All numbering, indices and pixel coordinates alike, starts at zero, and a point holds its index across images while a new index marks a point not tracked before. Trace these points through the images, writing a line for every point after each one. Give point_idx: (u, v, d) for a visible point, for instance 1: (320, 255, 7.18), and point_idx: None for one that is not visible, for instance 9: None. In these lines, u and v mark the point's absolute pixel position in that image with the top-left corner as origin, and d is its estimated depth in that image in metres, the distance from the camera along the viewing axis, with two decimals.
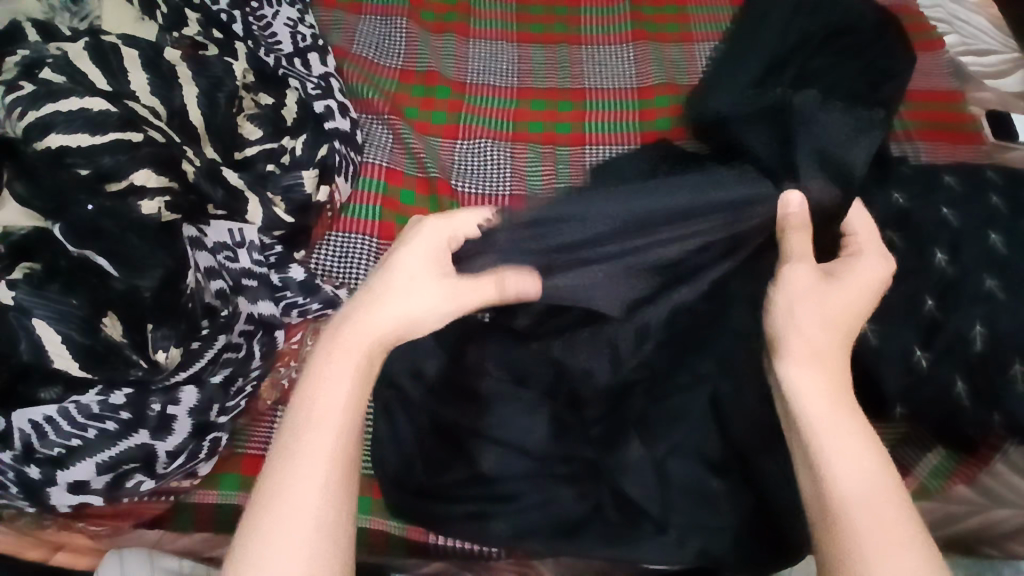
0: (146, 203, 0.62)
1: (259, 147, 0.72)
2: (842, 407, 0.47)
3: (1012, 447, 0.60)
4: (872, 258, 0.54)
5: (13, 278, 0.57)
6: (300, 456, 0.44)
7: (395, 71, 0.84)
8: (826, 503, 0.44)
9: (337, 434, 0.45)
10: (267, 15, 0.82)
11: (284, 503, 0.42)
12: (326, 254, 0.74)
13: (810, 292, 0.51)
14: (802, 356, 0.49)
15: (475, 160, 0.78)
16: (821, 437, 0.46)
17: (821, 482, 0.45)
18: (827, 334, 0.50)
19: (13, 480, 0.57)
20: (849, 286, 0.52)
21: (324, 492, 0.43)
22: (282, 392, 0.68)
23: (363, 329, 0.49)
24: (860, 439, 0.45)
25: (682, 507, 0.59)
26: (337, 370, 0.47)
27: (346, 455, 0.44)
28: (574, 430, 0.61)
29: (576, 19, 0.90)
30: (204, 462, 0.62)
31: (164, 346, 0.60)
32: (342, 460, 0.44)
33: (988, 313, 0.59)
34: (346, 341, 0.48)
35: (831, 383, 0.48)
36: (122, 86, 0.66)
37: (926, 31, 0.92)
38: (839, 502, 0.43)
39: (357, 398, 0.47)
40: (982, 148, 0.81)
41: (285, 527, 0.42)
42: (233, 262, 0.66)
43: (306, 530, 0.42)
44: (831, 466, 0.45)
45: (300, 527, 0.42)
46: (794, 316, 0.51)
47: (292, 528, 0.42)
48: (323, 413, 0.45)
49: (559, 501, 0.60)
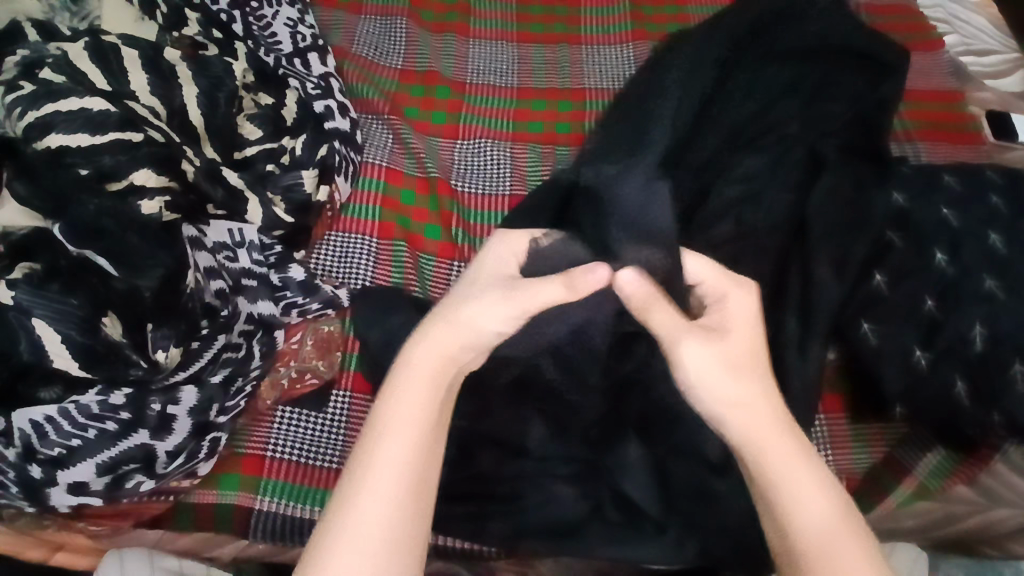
0: (146, 203, 0.62)
1: (259, 147, 0.72)
2: (797, 443, 0.43)
3: (1012, 447, 0.60)
4: (737, 294, 0.49)
5: (13, 278, 0.57)
6: (381, 465, 0.41)
7: (395, 72, 0.84)
8: (788, 549, 0.41)
9: (425, 440, 0.43)
10: (267, 15, 0.82)
11: (368, 511, 0.40)
12: (326, 254, 0.73)
13: (746, 336, 0.47)
14: (751, 397, 0.45)
15: (475, 160, 0.78)
16: (778, 482, 0.42)
17: (783, 528, 0.42)
18: (750, 377, 0.45)
19: (13, 480, 0.57)
20: (737, 326, 0.48)
21: (398, 500, 0.41)
22: (282, 392, 0.67)
23: (455, 345, 0.46)
24: (811, 468, 0.43)
25: (683, 508, 0.59)
26: (432, 378, 0.45)
27: (417, 478, 0.41)
28: (573, 432, 0.62)
29: (576, 19, 0.90)
30: (204, 462, 0.61)
31: (164, 346, 0.60)
32: (425, 465, 0.42)
33: (989, 313, 0.59)
34: (430, 358, 0.45)
35: (770, 422, 0.44)
36: (122, 86, 0.66)
37: (926, 31, 0.92)
38: (801, 550, 0.41)
39: (430, 416, 0.43)
40: (982, 148, 0.81)
41: (351, 545, 0.39)
42: (233, 262, 0.67)
43: (373, 537, 0.39)
44: (795, 510, 0.41)
45: (368, 532, 0.39)
46: (730, 362, 0.45)
47: (358, 538, 0.39)
48: (400, 433, 0.42)
49: (559, 501, 0.61)
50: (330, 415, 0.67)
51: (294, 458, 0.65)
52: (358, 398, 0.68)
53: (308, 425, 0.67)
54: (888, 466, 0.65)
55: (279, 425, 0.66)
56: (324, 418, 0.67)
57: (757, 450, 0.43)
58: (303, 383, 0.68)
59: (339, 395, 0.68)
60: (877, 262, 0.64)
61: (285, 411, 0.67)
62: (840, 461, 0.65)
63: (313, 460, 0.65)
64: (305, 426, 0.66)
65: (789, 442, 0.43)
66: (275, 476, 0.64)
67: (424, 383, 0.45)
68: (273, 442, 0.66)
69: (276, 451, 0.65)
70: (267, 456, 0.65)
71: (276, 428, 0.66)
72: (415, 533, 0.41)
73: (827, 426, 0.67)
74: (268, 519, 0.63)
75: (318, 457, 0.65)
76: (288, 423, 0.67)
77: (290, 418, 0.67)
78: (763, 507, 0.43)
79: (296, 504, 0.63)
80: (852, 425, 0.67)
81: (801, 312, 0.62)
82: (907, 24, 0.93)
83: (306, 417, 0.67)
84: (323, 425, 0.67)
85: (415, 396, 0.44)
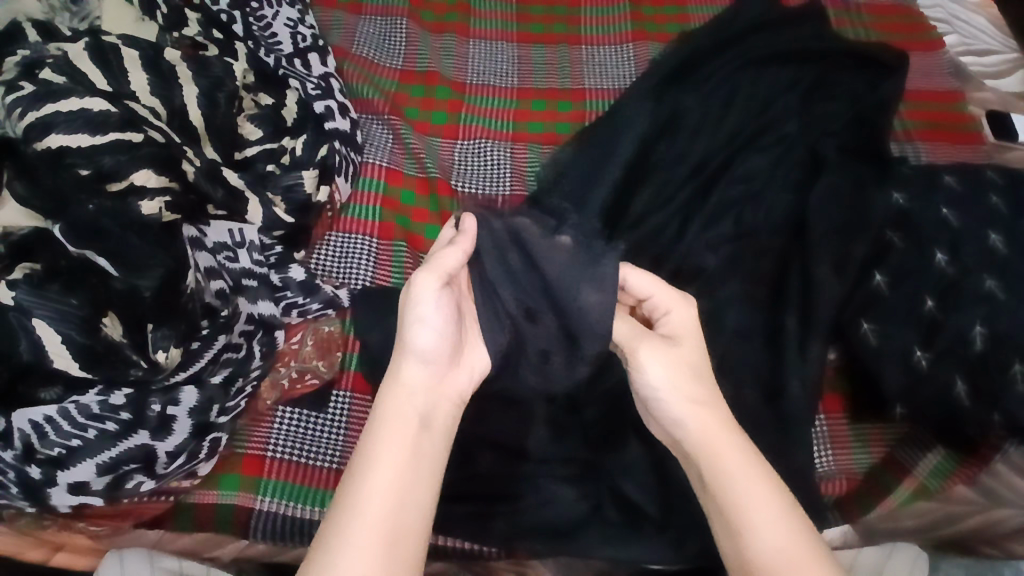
0: (146, 203, 0.62)
1: (259, 148, 0.72)
2: (739, 448, 0.47)
3: (1012, 447, 0.61)
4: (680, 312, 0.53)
5: (13, 278, 0.57)
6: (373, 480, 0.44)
7: (395, 72, 0.84)
8: (737, 551, 0.43)
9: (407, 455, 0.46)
10: (267, 15, 0.82)
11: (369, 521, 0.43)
12: (326, 254, 0.73)
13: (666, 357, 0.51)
14: (689, 411, 0.49)
15: (475, 161, 0.78)
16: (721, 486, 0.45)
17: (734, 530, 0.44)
18: (698, 386, 0.50)
19: (13, 480, 0.57)
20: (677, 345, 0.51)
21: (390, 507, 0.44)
22: (282, 392, 0.68)
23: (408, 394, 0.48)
24: (759, 469, 0.46)
25: (683, 508, 0.59)
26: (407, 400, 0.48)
27: (399, 501, 0.44)
28: (573, 433, 0.62)
29: (576, 19, 0.90)
30: (204, 462, 0.61)
31: (164, 346, 0.61)
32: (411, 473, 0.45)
33: (988, 313, 0.59)
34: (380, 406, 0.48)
35: (714, 431, 0.48)
36: (122, 86, 0.66)
37: (925, 31, 0.93)
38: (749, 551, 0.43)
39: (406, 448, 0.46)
40: (982, 148, 0.81)
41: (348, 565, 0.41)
42: (233, 262, 0.66)
43: (370, 540, 0.42)
44: (746, 513, 0.44)
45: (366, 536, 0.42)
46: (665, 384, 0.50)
47: (357, 543, 0.42)
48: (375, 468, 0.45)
49: (560, 501, 0.61)
50: (330, 415, 0.67)
51: (294, 458, 0.65)
52: (358, 398, 0.68)
53: (308, 425, 0.67)
54: (888, 467, 0.64)
55: (279, 425, 0.66)
56: (324, 418, 0.67)
57: (701, 456, 0.47)
58: (302, 383, 0.68)
59: (339, 396, 0.68)
60: (877, 261, 0.64)
61: (284, 411, 0.67)
62: (840, 462, 0.65)
63: (313, 460, 0.65)
64: (305, 426, 0.66)
65: (735, 446, 0.47)
66: (276, 476, 0.64)
67: (408, 405, 0.48)
68: (273, 442, 0.66)
69: (276, 451, 0.65)
70: (267, 457, 0.65)
71: (276, 428, 0.66)
72: (408, 533, 0.43)
73: (827, 426, 0.67)
74: (268, 518, 0.63)
75: (318, 457, 0.65)
76: (288, 423, 0.67)
77: (290, 418, 0.67)
78: (720, 526, 0.45)
79: (297, 504, 0.63)
80: (852, 426, 0.66)
81: (801, 312, 0.62)
82: (907, 24, 0.93)
83: (305, 417, 0.67)
84: (323, 425, 0.67)
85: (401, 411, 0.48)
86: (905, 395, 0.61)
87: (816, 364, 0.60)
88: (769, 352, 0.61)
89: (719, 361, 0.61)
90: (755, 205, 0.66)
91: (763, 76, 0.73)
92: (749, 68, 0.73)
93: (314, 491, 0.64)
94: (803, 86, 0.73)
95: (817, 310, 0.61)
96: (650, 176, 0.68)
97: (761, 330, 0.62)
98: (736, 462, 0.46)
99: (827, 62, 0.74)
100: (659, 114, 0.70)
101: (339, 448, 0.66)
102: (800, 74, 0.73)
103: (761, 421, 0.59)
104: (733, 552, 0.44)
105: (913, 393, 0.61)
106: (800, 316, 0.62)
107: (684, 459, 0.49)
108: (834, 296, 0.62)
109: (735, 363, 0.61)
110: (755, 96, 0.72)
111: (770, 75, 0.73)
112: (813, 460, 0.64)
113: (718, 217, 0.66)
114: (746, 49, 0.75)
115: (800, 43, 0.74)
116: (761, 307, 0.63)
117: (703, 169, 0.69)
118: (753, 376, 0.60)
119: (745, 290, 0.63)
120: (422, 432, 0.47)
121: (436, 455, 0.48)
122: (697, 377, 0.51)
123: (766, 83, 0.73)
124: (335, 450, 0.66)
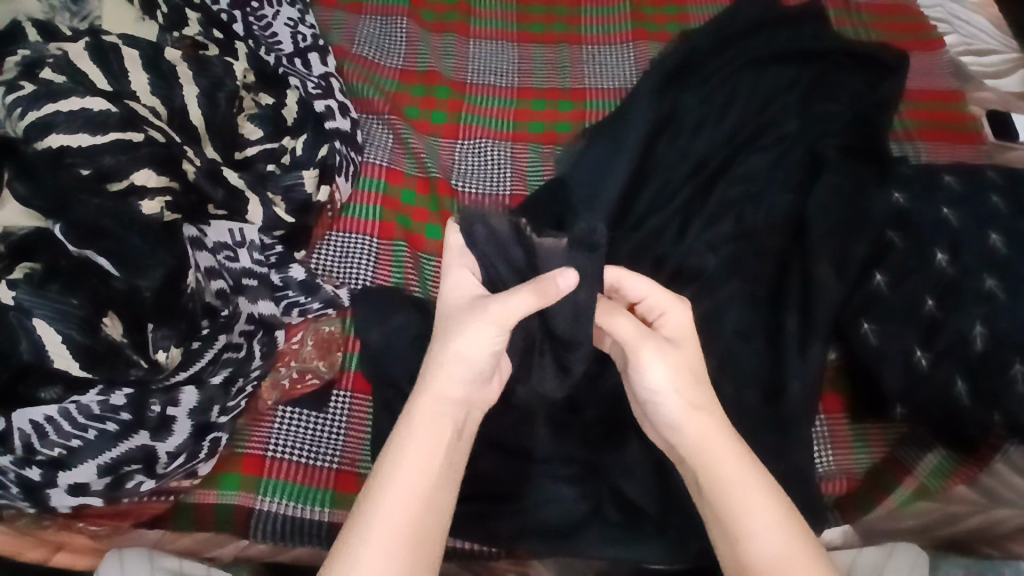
0: (146, 203, 0.62)
1: (259, 147, 0.72)
2: (737, 453, 0.47)
3: (1012, 447, 0.61)
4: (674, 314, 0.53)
5: (13, 279, 0.57)
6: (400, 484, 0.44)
7: (395, 72, 0.84)
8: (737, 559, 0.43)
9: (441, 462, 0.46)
10: (267, 15, 0.82)
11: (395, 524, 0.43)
12: (326, 254, 0.73)
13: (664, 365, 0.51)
14: (685, 417, 0.49)
15: (475, 161, 0.78)
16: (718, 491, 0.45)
17: (731, 536, 0.44)
18: (693, 389, 0.50)
19: (13, 480, 0.57)
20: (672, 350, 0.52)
21: (418, 511, 0.44)
22: (282, 392, 0.67)
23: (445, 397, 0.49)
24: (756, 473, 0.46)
25: (683, 508, 0.59)
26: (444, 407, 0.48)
27: (430, 507, 0.44)
28: (573, 431, 0.62)
29: (577, 19, 0.90)
30: (204, 462, 0.62)
31: (164, 346, 0.61)
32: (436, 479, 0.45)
33: (988, 313, 0.59)
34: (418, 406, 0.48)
35: (711, 436, 0.48)
36: (122, 86, 0.66)
37: (926, 31, 0.93)
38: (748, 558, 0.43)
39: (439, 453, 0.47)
40: (982, 148, 0.81)
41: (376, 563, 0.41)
42: (233, 261, 0.66)
43: (398, 541, 0.42)
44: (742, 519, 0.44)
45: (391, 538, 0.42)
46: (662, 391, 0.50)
47: (384, 543, 0.42)
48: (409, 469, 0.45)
49: (560, 501, 0.60)
50: (330, 415, 0.67)
51: (294, 458, 0.65)
52: (358, 398, 0.68)
53: (308, 424, 0.67)
54: (888, 467, 0.65)
55: (279, 425, 0.66)
56: (324, 418, 0.67)
57: (699, 464, 0.47)
58: (303, 383, 0.68)
59: (339, 396, 0.68)
60: (877, 261, 0.64)
61: (285, 411, 0.67)
62: (840, 462, 0.65)
63: (313, 460, 0.65)
64: (305, 426, 0.66)
65: (733, 451, 0.47)
66: (276, 476, 0.64)
67: (445, 413, 0.48)
68: (274, 442, 0.66)
69: (276, 451, 0.65)
70: (267, 456, 0.65)
71: (276, 428, 0.66)
72: (432, 538, 0.44)
73: (827, 426, 0.67)
74: (268, 519, 0.63)
75: (318, 458, 0.65)
76: (288, 423, 0.67)
77: (290, 418, 0.67)
78: (719, 531, 0.45)
79: (297, 504, 0.63)
80: (852, 425, 0.67)
81: (802, 312, 0.62)
82: (907, 24, 0.93)
83: (306, 417, 0.67)
84: (323, 425, 0.67)
85: (429, 416, 0.48)
86: (905, 395, 0.61)
87: (816, 364, 0.60)
88: (770, 352, 0.61)
89: (719, 361, 0.61)
90: (756, 205, 0.66)
91: (763, 76, 0.73)
92: (749, 68, 0.73)
93: (315, 491, 0.64)
94: (803, 86, 0.73)
95: (817, 311, 0.61)
96: (650, 176, 0.68)
97: (762, 330, 0.62)
98: (733, 467, 0.46)
99: (827, 62, 0.74)
100: (659, 113, 0.70)
101: (339, 448, 0.66)
102: (801, 74, 0.73)
103: (761, 420, 0.59)
104: (730, 557, 0.44)
105: (913, 393, 0.61)
106: (801, 316, 0.62)
107: (684, 468, 0.49)
108: (834, 296, 0.62)
109: (736, 363, 0.60)
110: (755, 96, 0.72)
111: (770, 75, 0.73)
112: (813, 460, 0.65)
113: (718, 217, 0.66)
114: (746, 49, 0.75)
115: (800, 43, 0.74)
116: (762, 307, 0.63)
117: (703, 169, 0.69)
118: (753, 376, 0.60)
119: (746, 290, 0.63)
120: (450, 439, 0.47)
121: (461, 464, 0.48)
122: (695, 381, 0.51)
123: (766, 83, 0.73)
124: (335, 450, 0.66)
